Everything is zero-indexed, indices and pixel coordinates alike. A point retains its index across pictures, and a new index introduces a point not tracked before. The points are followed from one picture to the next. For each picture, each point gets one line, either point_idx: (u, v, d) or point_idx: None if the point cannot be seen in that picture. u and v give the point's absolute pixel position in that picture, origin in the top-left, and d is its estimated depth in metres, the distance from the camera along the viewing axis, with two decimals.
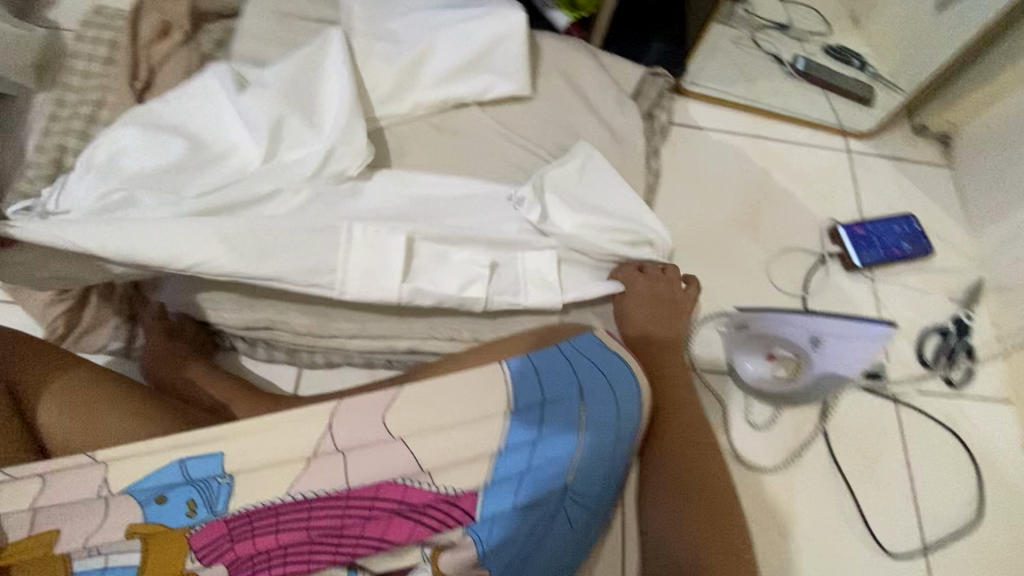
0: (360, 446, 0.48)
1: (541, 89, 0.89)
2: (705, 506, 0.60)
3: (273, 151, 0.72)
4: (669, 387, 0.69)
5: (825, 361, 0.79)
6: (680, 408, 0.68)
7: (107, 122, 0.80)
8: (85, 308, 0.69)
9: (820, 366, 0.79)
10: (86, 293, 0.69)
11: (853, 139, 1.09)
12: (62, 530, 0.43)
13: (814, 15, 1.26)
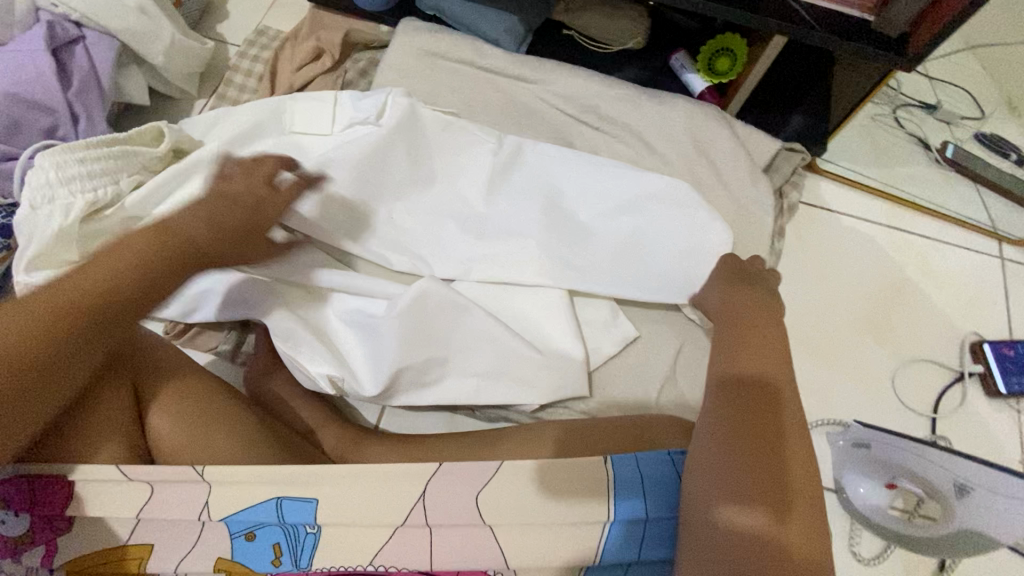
0: (448, 524, 0.50)
1: (667, 151, 0.85)
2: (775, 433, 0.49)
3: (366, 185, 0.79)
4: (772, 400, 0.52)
5: (981, 520, 0.58)
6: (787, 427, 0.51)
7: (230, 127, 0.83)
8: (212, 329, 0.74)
9: (962, 518, 0.60)
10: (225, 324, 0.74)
11: (1009, 245, 0.96)
12: (156, 546, 0.49)
13: (966, 97, 1.15)
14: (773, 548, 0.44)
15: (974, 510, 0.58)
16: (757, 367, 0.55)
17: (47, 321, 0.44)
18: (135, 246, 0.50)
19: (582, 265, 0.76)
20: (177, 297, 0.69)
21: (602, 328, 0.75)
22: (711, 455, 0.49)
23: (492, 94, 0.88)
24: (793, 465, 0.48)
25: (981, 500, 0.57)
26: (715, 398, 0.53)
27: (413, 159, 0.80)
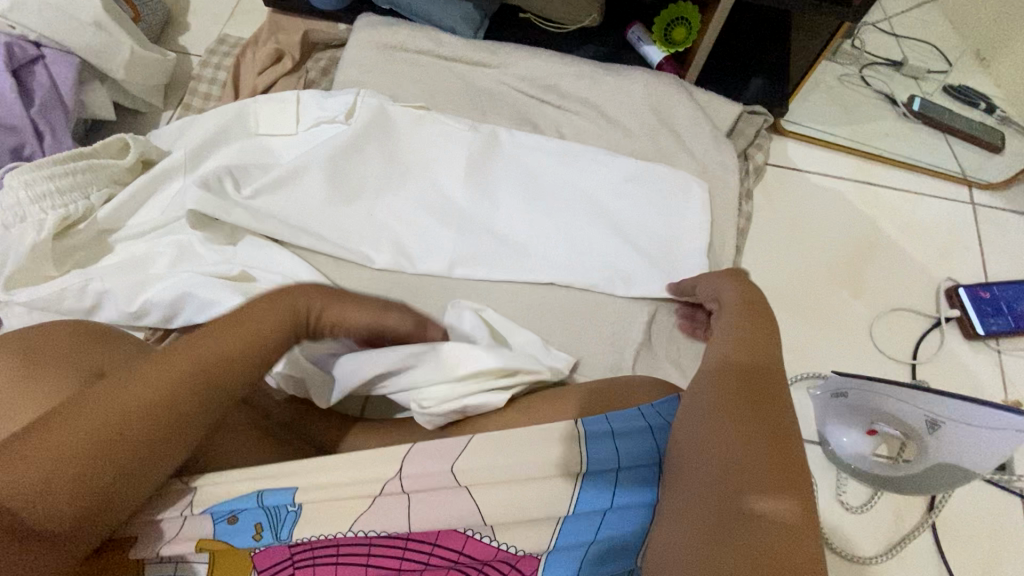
0: (427, 487, 0.50)
1: (628, 123, 0.86)
2: (760, 400, 0.46)
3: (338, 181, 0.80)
4: (757, 375, 0.49)
5: (953, 454, 0.60)
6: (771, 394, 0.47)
7: (194, 134, 0.84)
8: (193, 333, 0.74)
9: (935, 454, 0.62)
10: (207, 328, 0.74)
11: (979, 190, 0.97)
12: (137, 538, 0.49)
13: (930, 49, 1.15)
14: (790, 535, 0.38)
15: (946, 444, 0.60)
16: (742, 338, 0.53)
17: (216, 386, 0.47)
18: (282, 331, 0.52)
19: (561, 249, 0.78)
20: (155, 304, 0.69)
21: (581, 303, 0.77)
22: (708, 472, 0.43)
23: (452, 81, 0.89)
24: (784, 428, 0.44)
25: (951, 432, 0.58)
26: (700, 404, 0.49)
27: (381, 152, 0.81)
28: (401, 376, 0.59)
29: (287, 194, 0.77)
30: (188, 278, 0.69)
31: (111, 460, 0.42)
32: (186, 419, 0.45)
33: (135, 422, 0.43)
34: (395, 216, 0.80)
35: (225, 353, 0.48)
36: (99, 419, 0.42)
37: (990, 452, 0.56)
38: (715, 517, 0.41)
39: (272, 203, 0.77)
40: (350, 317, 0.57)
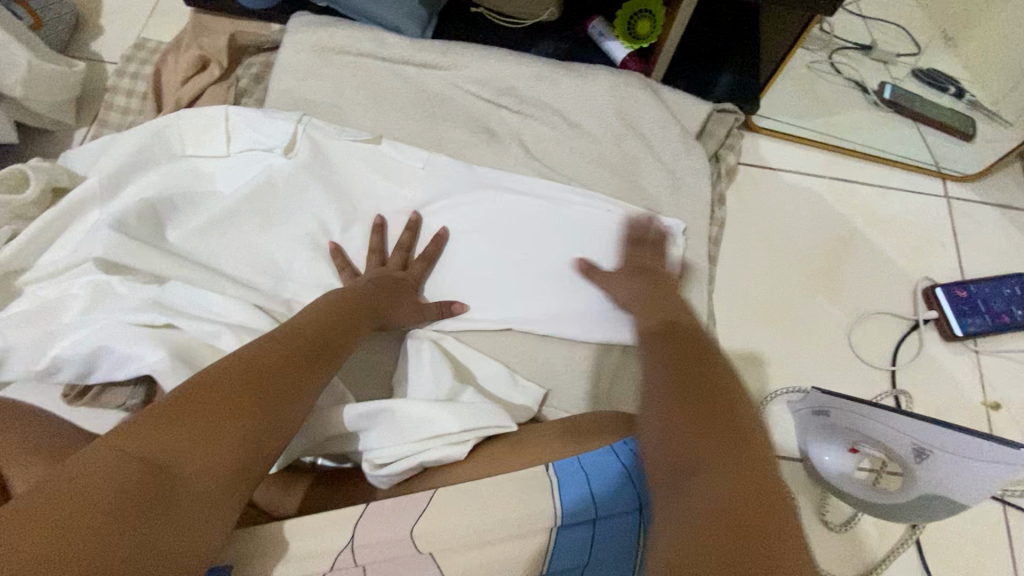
0: (380, 560, 0.45)
1: (593, 127, 0.80)
2: (702, 426, 0.42)
3: (279, 207, 0.74)
4: (703, 407, 0.44)
5: (940, 486, 0.57)
6: (713, 418, 0.43)
7: (108, 156, 0.75)
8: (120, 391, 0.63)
9: (919, 483, 0.58)
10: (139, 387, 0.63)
11: (953, 182, 0.94)
12: None
13: (901, 33, 1.11)
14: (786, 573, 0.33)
15: (933, 475, 0.57)
16: (677, 371, 0.49)
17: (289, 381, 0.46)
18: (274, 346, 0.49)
19: (529, 281, 0.75)
20: (67, 359, 0.62)
21: (547, 328, 0.72)
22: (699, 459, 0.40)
23: (400, 84, 0.81)
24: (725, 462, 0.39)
25: (940, 464, 0.55)
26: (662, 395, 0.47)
27: (322, 175, 0.75)
28: (356, 441, 0.55)
29: (232, 236, 0.72)
30: (105, 327, 0.62)
31: (193, 460, 0.37)
32: (269, 407, 0.43)
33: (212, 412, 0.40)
34: (353, 240, 0.76)
35: (279, 358, 0.47)
36: (178, 423, 0.38)
37: (978, 487, 0.53)
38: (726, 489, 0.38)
39: (209, 246, 0.71)
40: (406, 317, 0.68)
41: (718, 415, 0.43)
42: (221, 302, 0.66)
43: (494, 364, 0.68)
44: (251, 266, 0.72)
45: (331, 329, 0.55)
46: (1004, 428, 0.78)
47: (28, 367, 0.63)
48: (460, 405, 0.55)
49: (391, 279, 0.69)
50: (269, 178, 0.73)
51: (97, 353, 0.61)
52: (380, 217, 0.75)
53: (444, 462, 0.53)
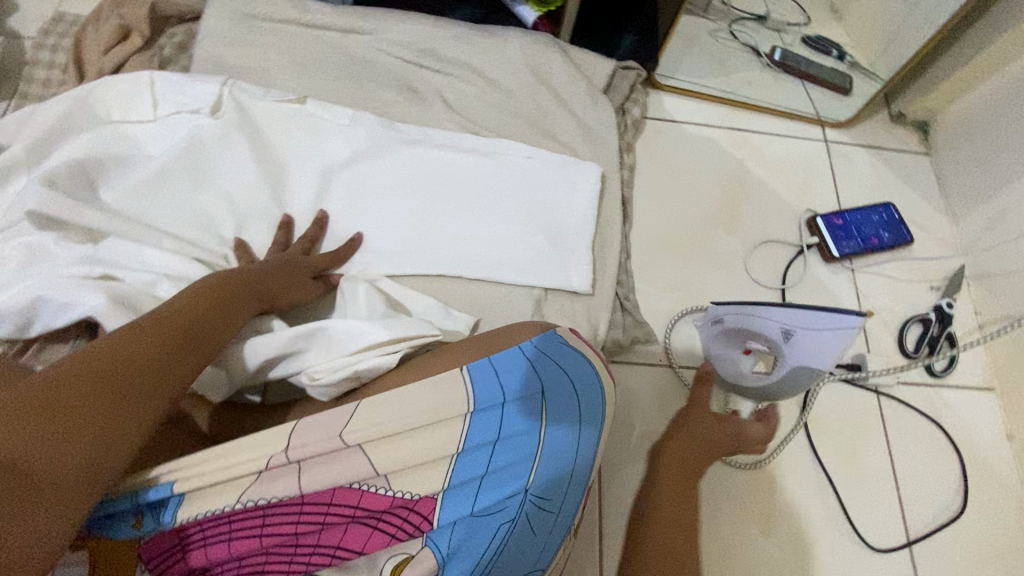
0: (312, 454, 0.47)
1: (508, 84, 0.87)
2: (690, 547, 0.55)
3: (210, 166, 0.77)
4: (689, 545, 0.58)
5: (805, 353, 0.68)
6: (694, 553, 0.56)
7: (31, 124, 0.76)
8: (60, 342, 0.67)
9: (793, 360, 0.69)
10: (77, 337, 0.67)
11: (831, 129, 1.08)
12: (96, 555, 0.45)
13: (791, 3, 1.19)
14: None
15: (796, 348, 0.68)
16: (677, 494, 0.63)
17: (141, 383, 0.46)
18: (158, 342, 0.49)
19: (457, 223, 0.81)
20: (4, 313, 0.64)
21: (475, 266, 0.79)
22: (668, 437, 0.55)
23: (324, 49, 0.86)
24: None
25: (799, 337, 0.67)
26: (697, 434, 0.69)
27: (251, 134, 0.79)
28: (293, 361, 0.59)
29: (162, 194, 0.74)
30: (41, 280, 0.64)
31: (50, 459, 0.40)
32: (118, 407, 0.44)
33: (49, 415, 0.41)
34: (287, 194, 0.80)
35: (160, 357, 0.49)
36: (9, 427, 0.39)
37: (827, 345, 0.65)
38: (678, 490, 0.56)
39: (140, 205, 0.73)
40: (304, 292, 0.69)
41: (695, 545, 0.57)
42: (157, 254, 0.68)
43: (426, 299, 0.74)
44: (184, 222, 0.74)
45: (206, 320, 0.54)
46: (875, 331, 0.91)
47: None
48: (392, 322, 0.61)
49: (298, 257, 0.70)
50: (199, 139, 0.76)
51: (35, 305, 0.63)
52: (287, 216, 0.75)
53: (377, 371, 0.58)
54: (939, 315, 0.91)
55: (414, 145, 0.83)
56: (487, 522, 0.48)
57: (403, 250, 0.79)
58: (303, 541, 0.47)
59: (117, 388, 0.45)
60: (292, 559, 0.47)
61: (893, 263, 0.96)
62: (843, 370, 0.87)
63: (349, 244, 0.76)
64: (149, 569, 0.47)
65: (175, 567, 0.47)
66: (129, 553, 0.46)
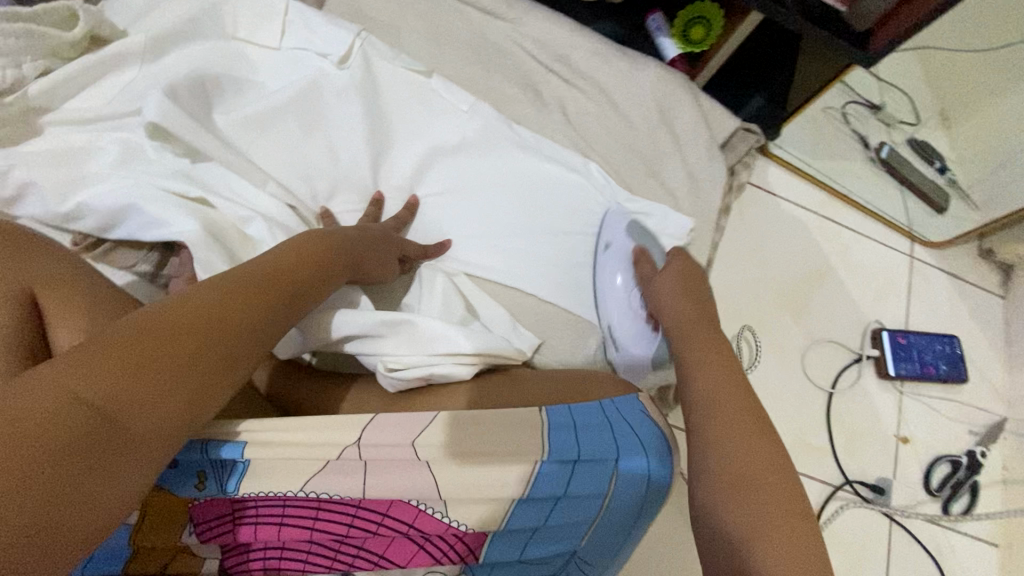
0: (384, 457, 0.46)
1: (632, 114, 0.84)
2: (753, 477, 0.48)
3: (321, 113, 0.74)
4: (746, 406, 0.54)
5: (626, 251, 0.76)
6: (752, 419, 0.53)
7: (155, 16, 0.73)
8: (136, 250, 0.66)
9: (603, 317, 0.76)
10: (157, 250, 0.66)
11: (918, 244, 1.06)
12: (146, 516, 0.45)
13: (905, 101, 1.19)
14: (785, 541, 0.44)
15: (615, 254, 0.77)
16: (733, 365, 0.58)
17: (234, 347, 0.45)
18: (251, 299, 0.48)
19: (546, 239, 0.79)
20: (91, 208, 0.62)
21: (551, 288, 0.78)
22: (721, 396, 0.55)
23: (461, 26, 0.83)
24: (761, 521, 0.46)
25: (615, 239, 0.77)
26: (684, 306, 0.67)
27: (369, 92, 0.76)
28: (372, 343, 0.58)
29: (269, 129, 0.73)
30: (138, 187, 0.62)
31: (140, 408, 0.38)
32: (202, 366, 0.42)
33: (151, 367, 0.39)
34: (389, 162, 0.78)
35: (248, 310, 0.47)
36: (114, 372, 0.38)
37: (626, 224, 0.78)
38: (754, 461, 0.49)
39: (245, 134, 0.72)
40: (381, 272, 0.67)
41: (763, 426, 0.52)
42: (253, 192, 0.67)
43: (497, 309, 0.73)
44: (286, 165, 0.73)
45: (299, 291, 0.53)
46: (907, 460, 0.91)
47: (47, 209, 0.63)
48: (477, 332, 0.59)
49: (377, 231, 0.68)
50: (318, 84, 0.74)
51: (126, 211, 0.62)
52: (379, 193, 0.75)
53: (452, 378, 0.57)
54: (969, 460, 0.91)
55: (524, 150, 0.80)
56: (529, 568, 0.50)
57: (485, 252, 0.78)
58: (349, 543, 0.47)
59: (213, 350, 0.43)
60: (334, 559, 0.47)
61: (941, 397, 0.96)
62: (865, 488, 0.88)
63: (439, 245, 0.75)
64: (196, 533, 0.46)
65: (217, 535, 0.46)
66: (181, 516, 0.46)
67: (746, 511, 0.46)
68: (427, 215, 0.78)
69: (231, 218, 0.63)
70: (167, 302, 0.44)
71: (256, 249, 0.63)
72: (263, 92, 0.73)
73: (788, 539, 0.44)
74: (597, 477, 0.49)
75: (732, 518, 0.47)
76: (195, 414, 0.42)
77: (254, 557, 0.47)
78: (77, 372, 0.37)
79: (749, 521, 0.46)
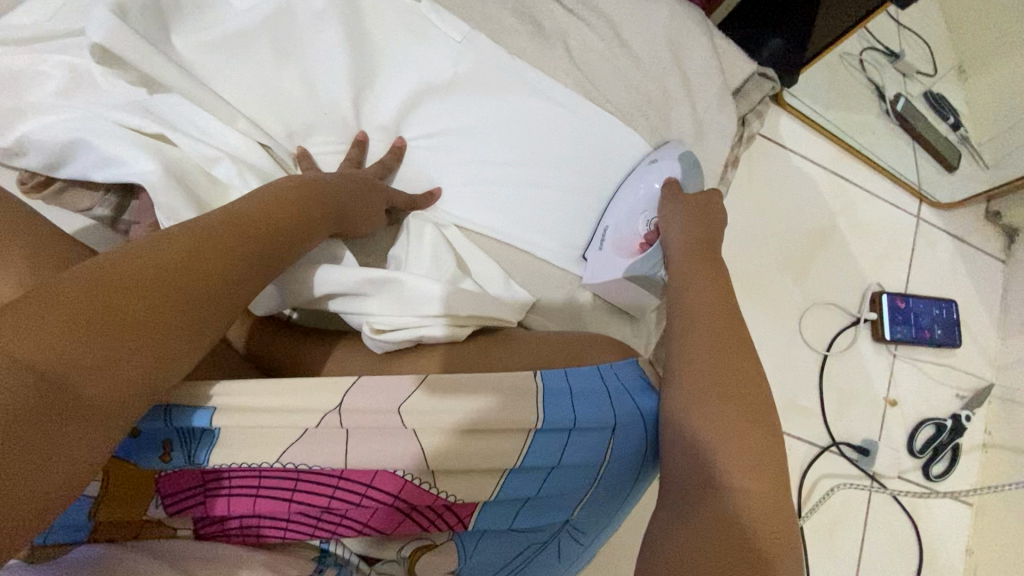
0: (367, 425, 0.43)
1: (641, 53, 0.77)
2: (733, 394, 0.48)
3: (294, 40, 0.66)
4: (725, 330, 0.52)
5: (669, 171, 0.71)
6: (731, 345, 0.51)
7: None
8: (89, 193, 0.59)
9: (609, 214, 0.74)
10: (115, 193, 0.59)
11: (926, 205, 1.02)
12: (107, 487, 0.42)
13: (925, 49, 1.10)
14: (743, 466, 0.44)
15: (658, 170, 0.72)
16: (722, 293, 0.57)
17: (203, 301, 0.40)
18: (223, 249, 0.43)
19: (543, 190, 0.74)
20: (35, 144, 0.56)
21: (546, 242, 0.73)
22: (708, 316, 0.54)
23: None
24: (735, 442, 0.45)
25: (664, 158, 0.73)
26: (695, 229, 0.65)
27: (350, 18, 0.68)
28: (354, 300, 0.54)
29: (238, 59, 0.65)
30: (87, 120, 0.55)
31: (96, 370, 0.34)
32: (167, 321, 0.38)
33: (106, 322, 0.35)
34: (375, 100, 0.71)
35: (217, 257, 0.42)
36: (63, 327, 0.34)
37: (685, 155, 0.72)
38: (740, 394, 0.48)
39: (211, 65, 0.64)
40: (366, 226, 0.62)
41: (741, 353, 0.51)
42: (220, 129, 0.60)
43: (489, 264, 0.68)
44: (261, 100, 0.66)
45: (280, 241, 0.48)
46: (894, 423, 0.91)
47: None
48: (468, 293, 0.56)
49: (361, 179, 0.62)
50: (291, 5, 0.65)
51: (75, 148, 0.55)
52: (364, 133, 0.69)
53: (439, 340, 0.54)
54: (953, 424, 0.91)
55: (522, 92, 0.74)
56: (517, 536, 0.49)
57: (477, 202, 0.72)
58: (330, 516, 0.44)
59: (178, 305, 0.39)
60: (315, 529, 0.45)
61: (933, 362, 0.95)
62: (850, 448, 0.89)
63: (428, 194, 0.70)
64: (164, 505, 0.44)
65: (190, 505, 0.44)
66: (147, 487, 0.43)
67: (719, 435, 0.45)
68: (417, 160, 0.72)
69: (197, 159, 0.57)
70: (124, 249, 0.40)
71: (225, 194, 0.57)
72: (230, 14, 0.65)
73: (752, 478, 0.44)
74: (591, 447, 0.47)
75: (698, 438, 0.46)
76: (162, 374, 0.38)
77: (233, 525, 0.45)
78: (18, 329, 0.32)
79: (725, 450, 0.45)
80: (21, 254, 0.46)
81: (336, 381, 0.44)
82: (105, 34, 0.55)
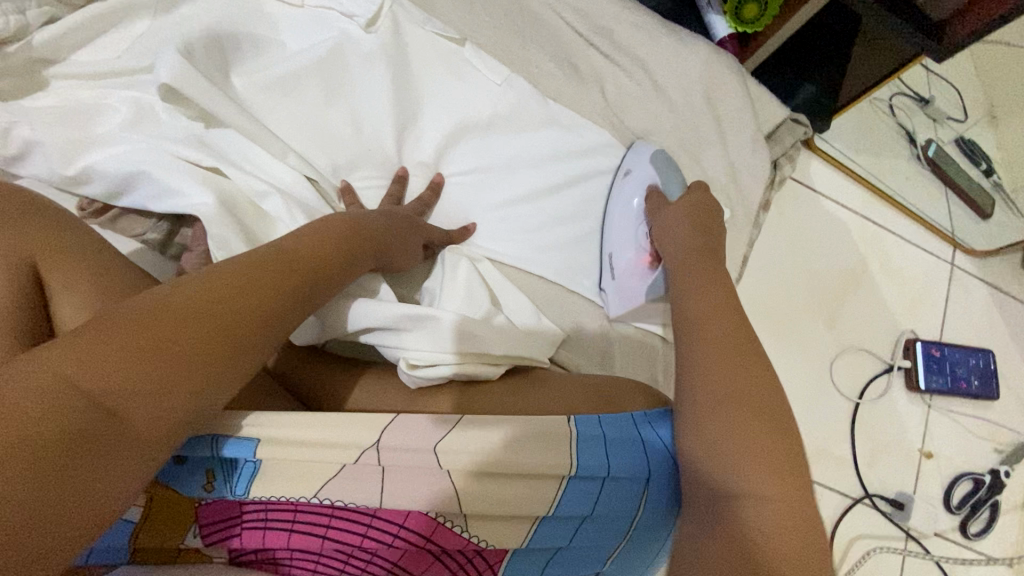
0: (403, 463, 0.44)
1: (675, 98, 0.79)
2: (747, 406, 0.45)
3: (343, 80, 0.69)
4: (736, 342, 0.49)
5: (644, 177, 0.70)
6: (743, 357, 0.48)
7: None
8: (146, 220, 0.62)
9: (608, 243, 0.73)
10: (168, 221, 0.62)
11: (959, 252, 1.01)
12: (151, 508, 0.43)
13: (956, 96, 1.10)
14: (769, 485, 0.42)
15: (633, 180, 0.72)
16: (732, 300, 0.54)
17: (250, 328, 0.41)
18: (271, 281, 0.44)
19: (575, 228, 0.75)
20: (98, 173, 0.59)
21: (577, 279, 0.74)
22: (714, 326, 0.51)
23: None
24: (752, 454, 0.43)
25: (635, 166, 0.72)
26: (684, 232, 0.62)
27: (396, 60, 0.71)
28: (391, 336, 0.55)
29: (289, 96, 0.68)
30: (148, 152, 0.58)
31: (147, 397, 0.35)
32: (216, 350, 0.39)
33: (164, 348, 0.37)
34: (415, 138, 0.73)
35: (264, 287, 0.43)
36: (113, 363, 0.35)
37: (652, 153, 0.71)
38: (757, 407, 0.45)
39: (264, 102, 0.67)
40: (403, 262, 0.63)
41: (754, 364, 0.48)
42: (270, 163, 0.63)
43: (521, 300, 0.69)
44: (308, 136, 0.68)
45: (324, 273, 0.49)
46: (929, 476, 0.88)
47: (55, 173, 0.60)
48: (502, 333, 0.57)
49: (399, 215, 0.63)
50: (342, 48, 0.69)
51: (136, 179, 0.58)
52: (404, 168, 0.71)
53: (473, 378, 0.54)
54: (992, 479, 0.88)
55: (559, 132, 0.76)
56: None
57: (511, 237, 0.73)
58: (362, 553, 0.45)
59: (227, 334, 0.40)
60: (347, 565, 0.45)
61: (970, 413, 0.92)
62: (884, 501, 0.86)
63: (463, 230, 0.71)
64: (200, 536, 0.44)
65: (226, 537, 0.44)
66: (187, 514, 0.44)
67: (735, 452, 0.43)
68: (453, 195, 0.74)
69: (248, 192, 0.59)
70: (178, 282, 0.41)
71: (272, 226, 0.59)
72: (284, 55, 0.68)
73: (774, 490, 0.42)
74: (625, 498, 0.47)
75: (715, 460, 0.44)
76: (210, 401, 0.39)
77: (267, 557, 0.45)
78: (80, 357, 0.34)
79: (746, 469, 0.43)
80: (84, 279, 0.48)
81: (374, 418, 0.44)
82: (171, 74, 0.58)
